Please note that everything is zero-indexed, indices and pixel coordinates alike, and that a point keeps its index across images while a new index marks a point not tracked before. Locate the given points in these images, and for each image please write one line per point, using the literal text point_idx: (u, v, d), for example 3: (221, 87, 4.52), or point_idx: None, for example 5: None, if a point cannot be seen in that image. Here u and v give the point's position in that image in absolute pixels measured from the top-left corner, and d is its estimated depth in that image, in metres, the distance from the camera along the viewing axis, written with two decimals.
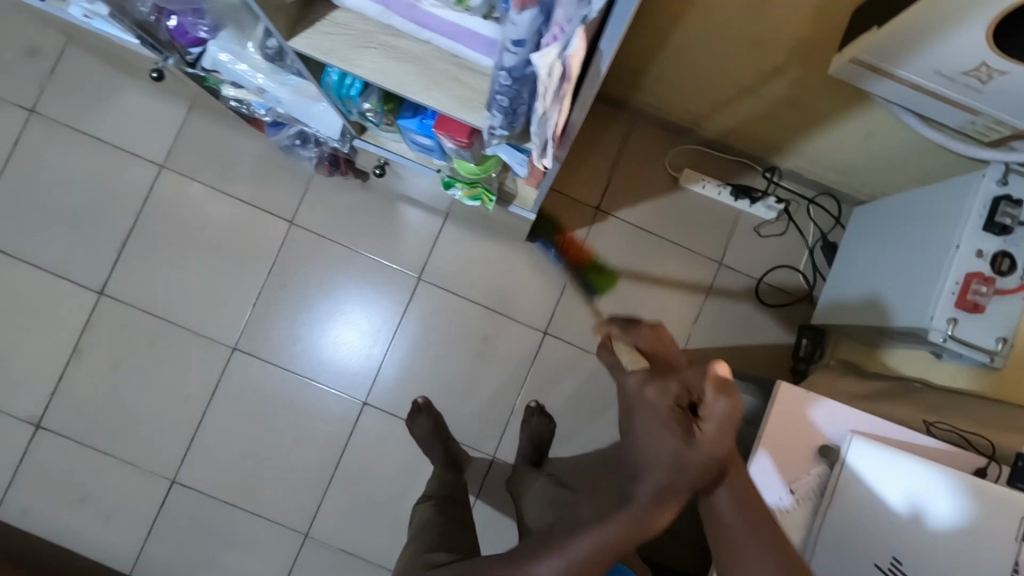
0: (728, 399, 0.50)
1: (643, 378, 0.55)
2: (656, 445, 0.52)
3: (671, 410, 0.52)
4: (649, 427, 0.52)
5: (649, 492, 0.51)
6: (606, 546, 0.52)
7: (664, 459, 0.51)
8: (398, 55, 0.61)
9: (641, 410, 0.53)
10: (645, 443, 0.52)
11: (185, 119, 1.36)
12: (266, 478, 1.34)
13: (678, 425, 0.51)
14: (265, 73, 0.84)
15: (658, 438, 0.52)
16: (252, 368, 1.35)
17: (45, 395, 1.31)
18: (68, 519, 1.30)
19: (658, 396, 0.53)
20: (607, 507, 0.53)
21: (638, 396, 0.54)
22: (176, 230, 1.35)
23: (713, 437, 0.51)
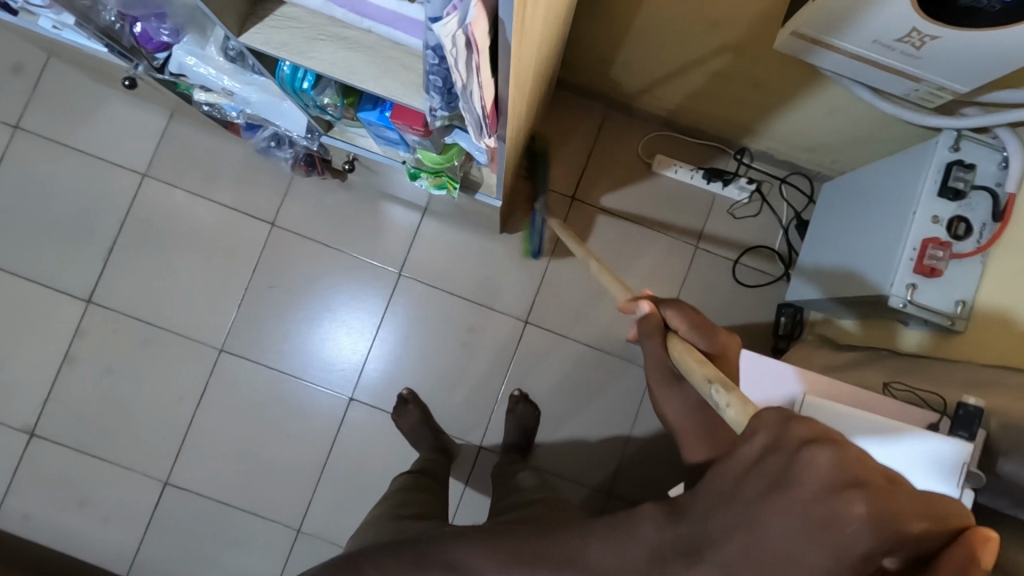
0: None
1: (843, 473, 0.30)
2: (787, 565, 0.31)
3: (851, 549, 0.29)
4: (793, 531, 0.31)
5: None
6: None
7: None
8: (348, 45, 0.64)
9: (781, 502, 0.31)
10: (777, 553, 0.31)
11: (166, 128, 1.39)
12: (259, 476, 1.36)
13: (842, 566, 0.30)
14: (230, 74, 0.86)
15: (793, 556, 0.31)
16: (241, 368, 1.37)
17: (38, 402, 1.34)
18: (66, 523, 1.32)
19: (864, 529, 0.29)
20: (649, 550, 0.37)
21: (816, 499, 0.30)
22: (162, 236, 1.38)
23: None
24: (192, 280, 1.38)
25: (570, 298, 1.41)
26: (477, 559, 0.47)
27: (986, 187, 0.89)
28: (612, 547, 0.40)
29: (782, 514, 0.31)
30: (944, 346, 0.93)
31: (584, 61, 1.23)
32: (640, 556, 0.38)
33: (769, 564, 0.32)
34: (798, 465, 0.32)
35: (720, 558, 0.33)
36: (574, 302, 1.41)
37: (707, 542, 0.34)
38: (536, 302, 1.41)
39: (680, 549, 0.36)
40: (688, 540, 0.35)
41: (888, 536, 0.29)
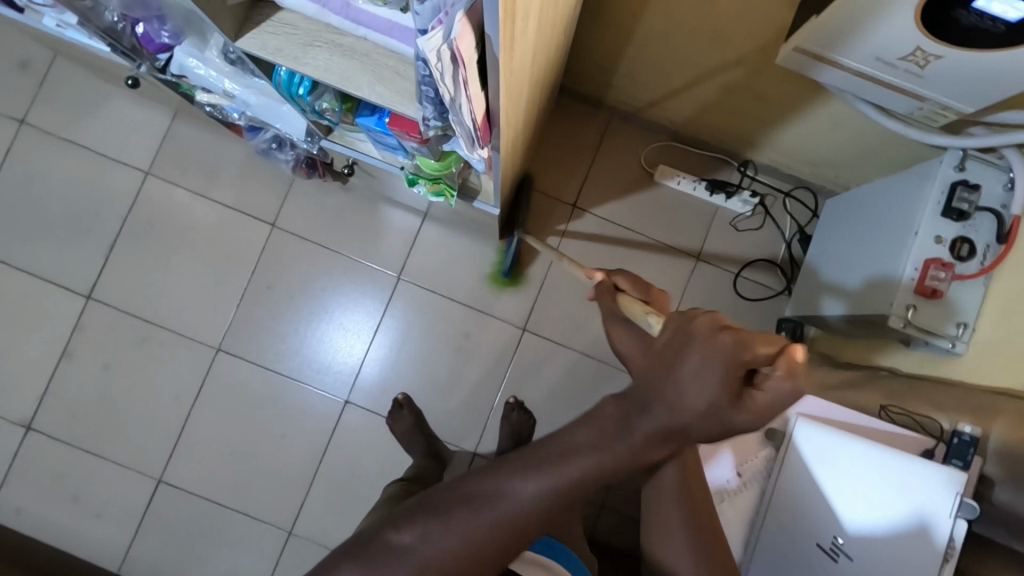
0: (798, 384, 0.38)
1: (719, 323, 0.40)
2: (693, 397, 0.40)
3: (733, 368, 0.39)
4: (694, 369, 0.39)
5: (654, 428, 0.41)
6: (602, 470, 0.42)
7: (688, 409, 0.40)
8: (342, 52, 0.63)
9: (688, 354, 0.40)
10: (683, 387, 0.40)
11: (170, 127, 1.39)
12: (252, 476, 1.36)
13: (729, 386, 0.39)
14: (230, 77, 0.87)
15: (698, 390, 0.39)
16: (237, 368, 1.38)
17: (36, 396, 1.35)
18: (60, 518, 1.33)
19: (732, 352, 0.39)
20: (611, 423, 0.43)
21: (701, 342, 0.40)
22: (163, 234, 1.38)
23: (753, 413, 0.40)
24: (192, 279, 1.38)
25: (568, 307, 1.40)
26: (491, 479, 0.43)
27: (991, 208, 0.88)
28: (590, 433, 0.43)
29: (688, 363, 0.40)
30: (944, 367, 0.92)
31: (587, 69, 1.22)
32: (605, 432, 0.42)
33: (686, 400, 0.40)
34: (694, 327, 0.41)
35: (660, 406, 0.41)
36: (571, 311, 1.40)
37: (647, 400, 0.42)
38: (534, 310, 1.40)
39: (632, 411, 0.42)
40: (633, 404, 0.42)
41: (750, 355, 0.39)
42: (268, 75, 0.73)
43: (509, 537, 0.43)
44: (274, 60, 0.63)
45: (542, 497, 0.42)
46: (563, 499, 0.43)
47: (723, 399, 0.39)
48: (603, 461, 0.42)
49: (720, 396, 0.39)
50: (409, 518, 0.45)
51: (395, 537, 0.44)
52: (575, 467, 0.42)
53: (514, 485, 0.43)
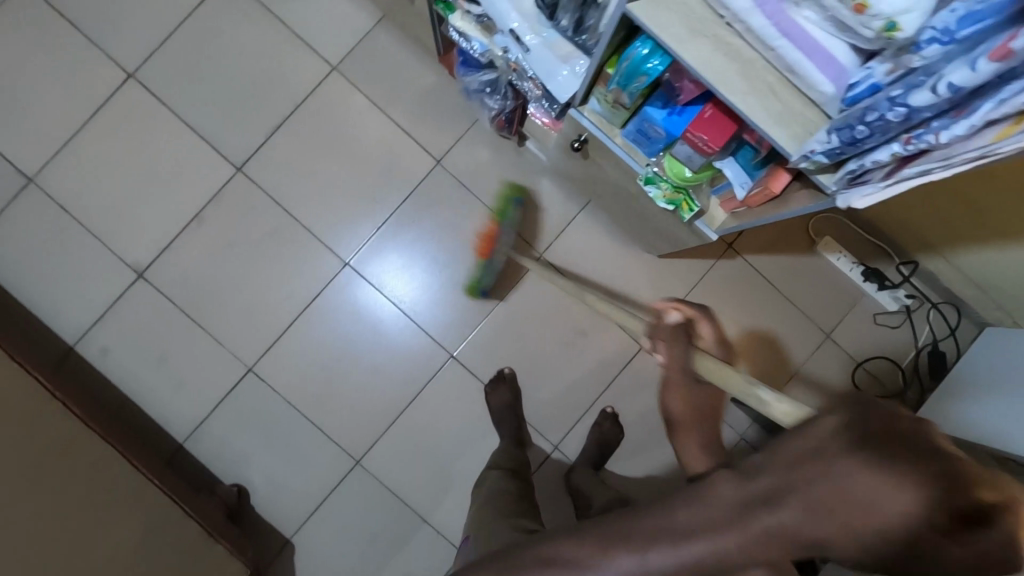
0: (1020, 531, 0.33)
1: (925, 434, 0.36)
2: (877, 513, 0.35)
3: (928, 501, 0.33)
4: (879, 483, 0.35)
5: (785, 527, 0.39)
6: (704, 555, 0.43)
7: (856, 531, 0.36)
8: (727, 53, 0.62)
9: (856, 451, 0.36)
10: (862, 495, 0.35)
11: (370, 31, 1.36)
12: (336, 398, 1.34)
13: (909, 519, 0.34)
14: (525, 16, 0.86)
15: (878, 509, 0.35)
16: (356, 289, 1.36)
17: (158, 246, 1.32)
18: (140, 374, 1.30)
19: (931, 471, 0.34)
20: (726, 511, 0.42)
21: (895, 451, 0.35)
22: (328, 133, 1.35)
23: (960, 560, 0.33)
24: (342, 187, 1.36)
25: None
26: (578, 549, 0.48)
27: None
28: (693, 518, 0.43)
29: (871, 469, 0.35)
30: None
31: None
32: (719, 520, 0.42)
33: (855, 519, 0.36)
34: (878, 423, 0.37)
35: (799, 503, 0.38)
36: None
37: (784, 488, 0.39)
38: None
39: (757, 501, 0.40)
40: (758, 493, 0.41)
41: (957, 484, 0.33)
42: (613, 35, 0.71)
43: None
44: (660, 41, 0.61)
45: None
46: None
47: (917, 529, 0.34)
48: (714, 546, 0.42)
49: (896, 528, 0.34)
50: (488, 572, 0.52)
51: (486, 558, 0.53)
52: (678, 549, 0.44)
53: (598, 562, 0.46)
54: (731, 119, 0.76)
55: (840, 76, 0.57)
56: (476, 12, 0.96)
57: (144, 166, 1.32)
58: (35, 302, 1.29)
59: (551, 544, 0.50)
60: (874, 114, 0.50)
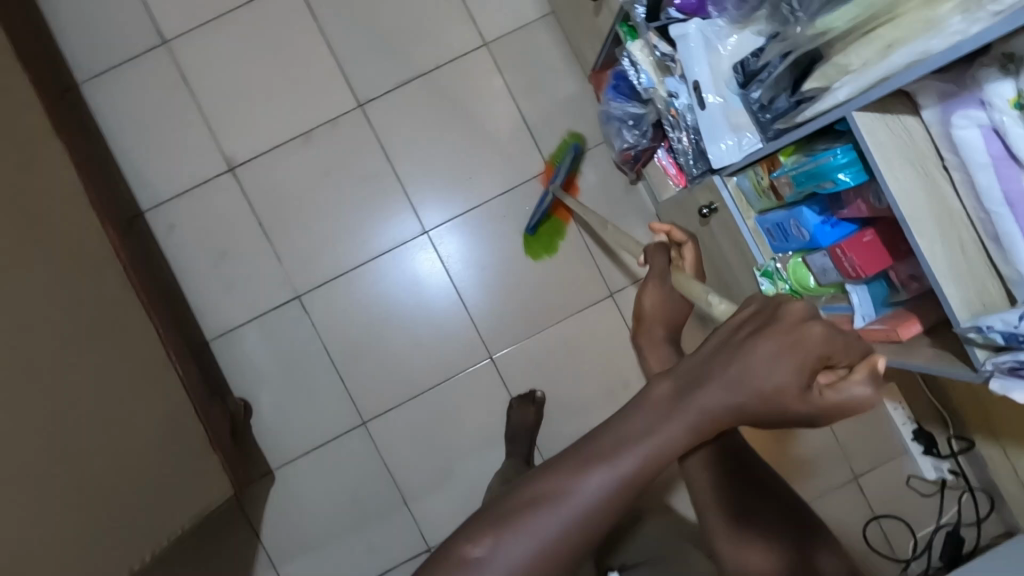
0: (873, 390, 0.39)
1: (810, 312, 0.41)
2: (769, 371, 0.40)
3: (809, 360, 0.40)
4: (774, 354, 0.40)
5: (713, 405, 0.41)
6: (654, 454, 0.41)
7: (762, 394, 0.40)
8: (931, 193, 0.59)
9: (760, 336, 0.41)
10: (759, 362, 0.40)
11: (533, 23, 1.35)
12: (366, 354, 1.33)
13: (804, 376, 0.40)
14: (717, 78, 0.84)
15: (771, 374, 0.40)
16: (424, 258, 1.35)
17: (259, 149, 1.32)
18: (195, 261, 1.31)
19: (820, 338, 0.40)
20: (662, 405, 0.42)
21: (793, 325, 0.41)
22: (458, 103, 1.35)
23: (829, 410, 0.40)
24: (449, 158, 1.35)
25: None
26: (549, 481, 0.41)
27: None
28: (641, 423, 0.42)
29: (779, 349, 0.40)
30: None
31: None
32: (656, 419, 0.42)
33: (761, 382, 0.40)
34: (780, 311, 0.42)
35: (716, 382, 0.42)
36: None
37: (702, 374, 0.42)
38: None
39: (684, 384, 0.43)
40: (683, 381, 0.43)
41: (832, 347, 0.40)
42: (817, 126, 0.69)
43: (578, 539, 0.40)
44: (867, 157, 0.59)
45: (607, 492, 0.40)
46: (634, 489, 0.41)
47: (800, 385, 0.40)
48: (657, 441, 0.41)
49: (792, 384, 0.40)
50: (481, 529, 0.41)
51: (471, 549, 0.40)
52: (639, 449, 0.41)
53: (575, 482, 0.41)
54: (885, 253, 0.75)
55: None
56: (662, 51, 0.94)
57: (276, 69, 1.33)
58: (129, 157, 1.31)
59: (528, 481, 0.42)
60: None
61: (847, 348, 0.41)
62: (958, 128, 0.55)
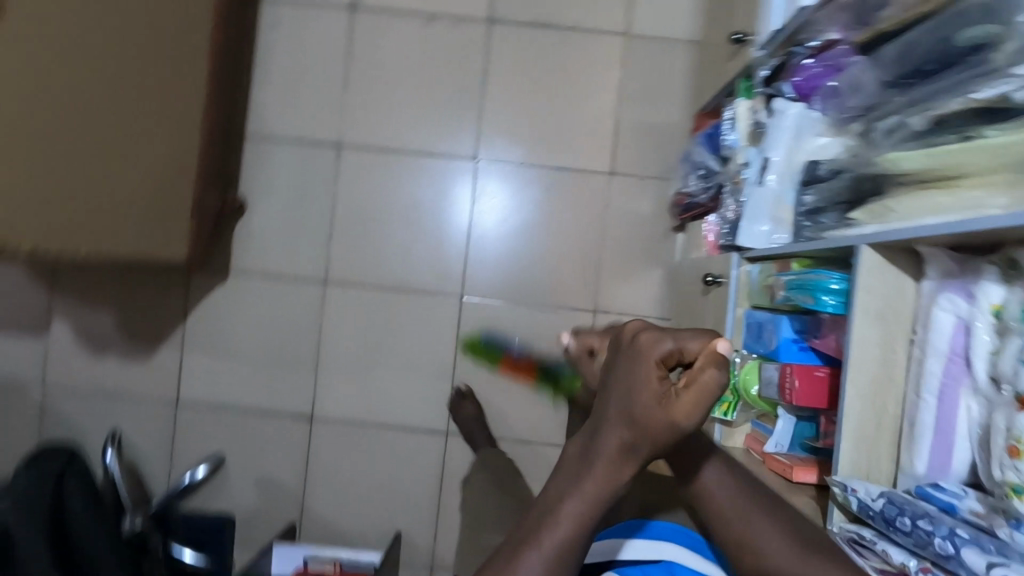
0: (717, 370, 0.47)
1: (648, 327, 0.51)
2: (631, 385, 0.49)
3: (655, 363, 0.49)
4: (628, 375, 0.49)
5: (611, 445, 0.49)
6: (582, 505, 0.49)
7: (632, 414, 0.48)
8: (883, 359, 0.60)
9: (615, 369, 0.51)
10: (621, 383, 0.50)
11: (679, 43, 1.35)
12: (362, 228, 1.38)
13: (657, 382, 0.48)
14: (785, 166, 0.84)
15: (637, 389, 0.48)
16: (459, 181, 1.38)
17: (384, 5, 1.37)
18: (277, 64, 1.38)
19: (659, 349, 0.49)
20: (577, 459, 0.51)
21: (635, 346, 0.50)
22: (571, 69, 1.36)
23: (689, 403, 0.47)
24: (532, 114, 1.37)
25: None
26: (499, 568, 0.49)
27: None
28: (559, 490, 0.50)
29: (627, 371, 0.49)
30: None
31: None
32: (570, 477, 0.50)
33: (634, 398, 0.48)
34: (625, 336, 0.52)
35: (604, 427, 0.50)
36: None
37: (596, 424, 0.51)
38: None
39: (588, 441, 0.51)
40: (586, 437, 0.51)
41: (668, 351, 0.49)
42: (829, 248, 0.70)
43: None
44: (852, 289, 0.60)
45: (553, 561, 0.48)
46: (576, 546, 0.48)
47: (657, 387, 0.48)
48: (581, 496, 0.49)
49: (649, 395, 0.48)
50: None
51: None
52: (566, 510, 0.49)
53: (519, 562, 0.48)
54: (825, 395, 0.74)
55: (940, 472, 0.54)
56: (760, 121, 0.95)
57: None
58: None
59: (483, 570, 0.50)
60: (927, 523, 0.49)
61: (690, 340, 0.49)
62: (937, 311, 0.55)
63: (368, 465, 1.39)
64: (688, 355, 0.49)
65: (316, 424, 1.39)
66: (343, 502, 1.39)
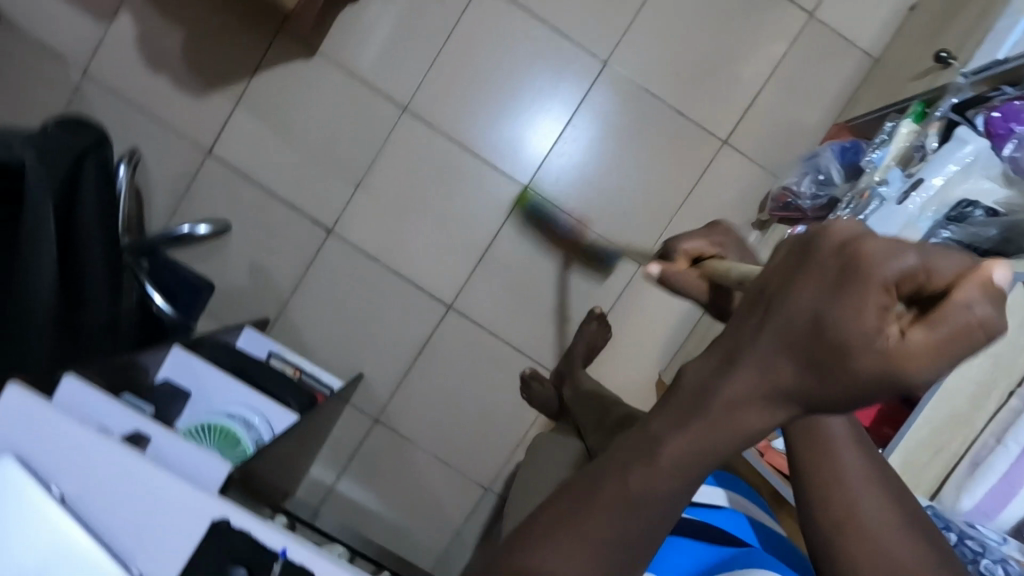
0: (979, 307, 0.31)
1: (860, 231, 0.36)
2: (837, 312, 0.35)
3: (878, 287, 0.34)
4: (817, 293, 0.36)
5: (745, 385, 0.39)
6: (690, 449, 0.41)
7: (802, 339, 0.36)
8: (981, 400, 0.79)
9: (792, 283, 0.37)
10: (811, 304, 0.36)
11: (854, 53, 1.28)
12: (465, 74, 1.31)
13: (872, 310, 0.34)
14: (940, 196, 0.82)
15: (827, 317, 0.35)
16: (578, 76, 1.30)
17: None
18: None
19: (890, 271, 0.33)
20: (692, 399, 0.41)
21: (833, 258, 0.36)
22: (740, 23, 1.28)
23: (921, 344, 0.32)
24: (681, 45, 1.29)
25: None
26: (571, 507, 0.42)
27: None
28: (665, 442, 0.42)
29: (824, 288, 0.36)
30: None
31: None
32: (679, 422, 0.41)
33: (828, 324, 0.35)
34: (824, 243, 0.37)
35: (754, 361, 0.39)
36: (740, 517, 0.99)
37: (737, 353, 0.40)
38: None
39: (721, 365, 0.40)
40: (712, 367, 0.41)
41: (903, 278, 0.33)
42: None
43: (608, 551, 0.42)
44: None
45: (633, 509, 0.41)
46: (661, 498, 0.41)
47: (870, 322, 0.34)
48: (689, 442, 0.41)
49: (858, 322, 0.34)
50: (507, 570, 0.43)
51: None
52: (663, 459, 0.41)
53: (599, 506, 0.42)
54: None
55: (983, 514, 0.76)
56: (918, 145, 0.90)
57: None
58: None
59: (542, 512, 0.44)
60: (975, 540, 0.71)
61: (945, 262, 0.33)
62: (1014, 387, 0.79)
63: (360, 300, 1.36)
64: (931, 283, 0.33)
65: (331, 239, 1.35)
66: (322, 323, 1.36)
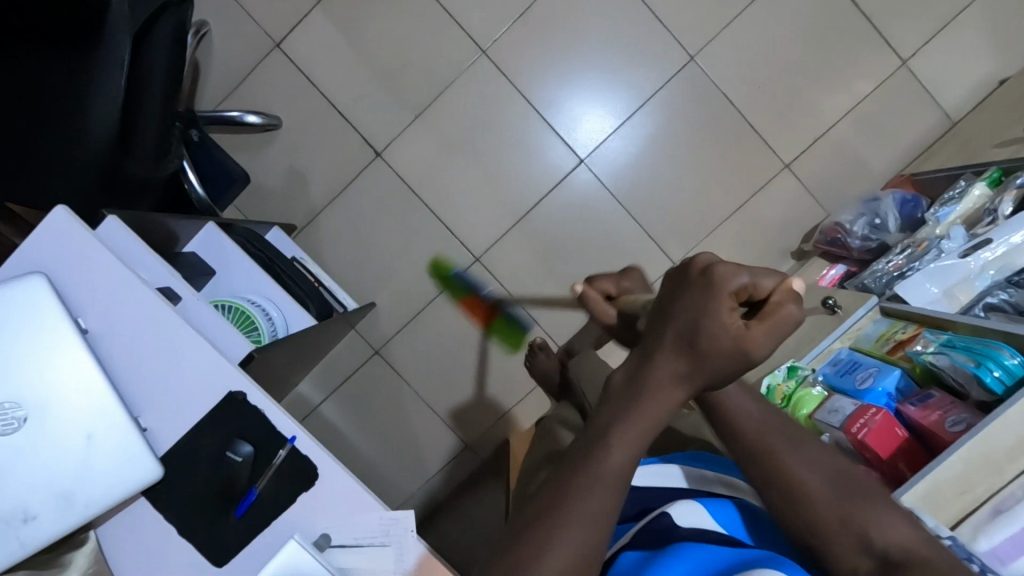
0: (789, 306, 0.45)
1: (715, 258, 0.47)
2: (704, 317, 0.45)
3: (729, 294, 0.45)
4: (690, 303, 0.46)
5: (656, 381, 0.47)
6: (632, 438, 0.47)
7: (691, 341, 0.46)
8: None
9: (674, 297, 0.47)
10: (688, 312, 0.46)
11: (935, 112, 1.28)
12: (552, 31, 1.29)
13: (729, 313, 0.45)
14: (1000, 259, 0.86)
15: (700, 321, 0.45)
16: (661, 62, 1.29)
17: None
18: None
19: (734, 285, 0.45)
20: (624, 396, 0.48)
21: (701, 279, 0.46)
22: (834, 52, 1.27)
23: (762, 336, 0.45)
24: (771, 58, 1.28)
25: None
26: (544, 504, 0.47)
27: None
28: (614, 439, 0.47)
29: (690, 299, 0.46)
30: None
31: None
32: (622, 418, 0.47)
33: (700, 329, 0.45)
34: (690, 270, 0.47)
35: (657, 360, 0.47)
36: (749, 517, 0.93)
37: (645, 357, 0.48)
38: None
39: (632, 371, 0.48)
40: (628, 371, 0.49)
41: (744, 289, 0.45)
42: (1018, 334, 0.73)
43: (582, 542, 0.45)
44: None
45: (600, 498, 0.46)
46: (618, 488, 0.47)
47: (724, 322, 0.45)
48: (631, 432, 0.47)
49: (724, 324, 0.45)
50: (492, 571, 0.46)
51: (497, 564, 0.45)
52: (614, 456, 0.47)
53: (569, 500, 0.46)
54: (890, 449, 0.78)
55: (998, 558, 0.70)
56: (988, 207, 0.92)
57: None
58: None
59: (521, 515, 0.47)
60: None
61: (765, 277, 0.46)
62: None
63: (391, 229, 1.34)
64: (761, 290, 0.45)
65: (377, 162, 1.33)
66: (347, 242, 1.34)
